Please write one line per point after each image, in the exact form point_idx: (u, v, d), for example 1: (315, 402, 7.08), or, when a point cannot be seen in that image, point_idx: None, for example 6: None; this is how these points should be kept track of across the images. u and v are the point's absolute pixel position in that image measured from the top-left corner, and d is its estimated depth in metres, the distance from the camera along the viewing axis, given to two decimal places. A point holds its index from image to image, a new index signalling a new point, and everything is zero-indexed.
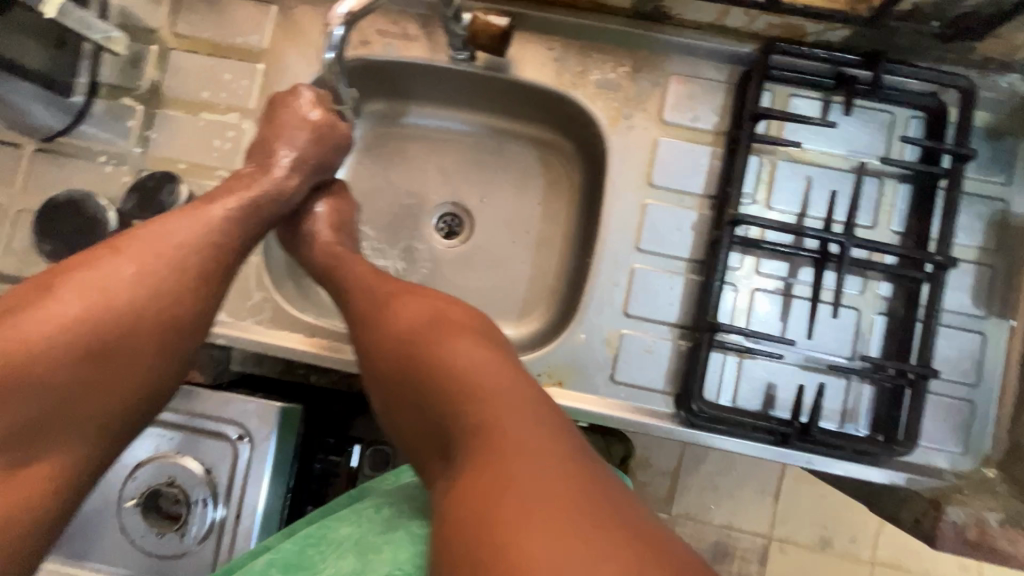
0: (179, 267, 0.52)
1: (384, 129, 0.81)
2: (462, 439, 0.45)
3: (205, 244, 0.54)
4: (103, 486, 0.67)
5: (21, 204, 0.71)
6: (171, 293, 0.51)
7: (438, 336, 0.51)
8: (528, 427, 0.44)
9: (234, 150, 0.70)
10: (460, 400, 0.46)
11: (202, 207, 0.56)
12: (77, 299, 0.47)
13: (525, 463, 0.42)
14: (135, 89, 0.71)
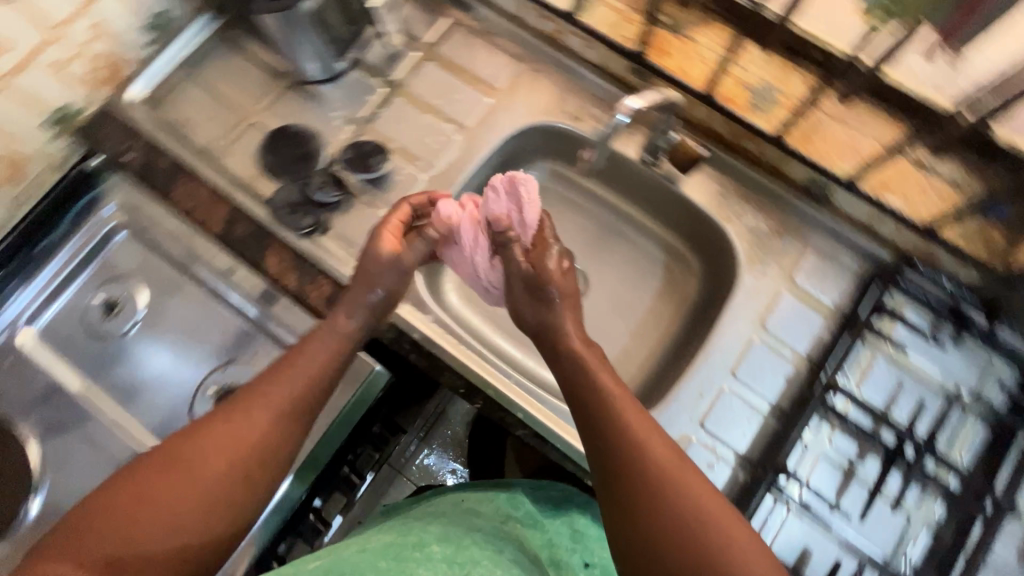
0: (270, 423, 0.56)
1: (548, 185, 0.93)
2: (635, 488, 0.51)
3: (298, 396, 0.58)
4: (192, 362, 0.78)
5: (257, 119, 0.84)
6: (267, 448, 0.55)
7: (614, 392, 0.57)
8: (697, 488, 0.51)
9: (437, 151, 0.82)
10: (631, 456, 0.53)
11: (303, 351, 0.62)
12: (216, 452, 0.52)
13: (696, 519, 0.49)
14: (385, 75, 0.86)
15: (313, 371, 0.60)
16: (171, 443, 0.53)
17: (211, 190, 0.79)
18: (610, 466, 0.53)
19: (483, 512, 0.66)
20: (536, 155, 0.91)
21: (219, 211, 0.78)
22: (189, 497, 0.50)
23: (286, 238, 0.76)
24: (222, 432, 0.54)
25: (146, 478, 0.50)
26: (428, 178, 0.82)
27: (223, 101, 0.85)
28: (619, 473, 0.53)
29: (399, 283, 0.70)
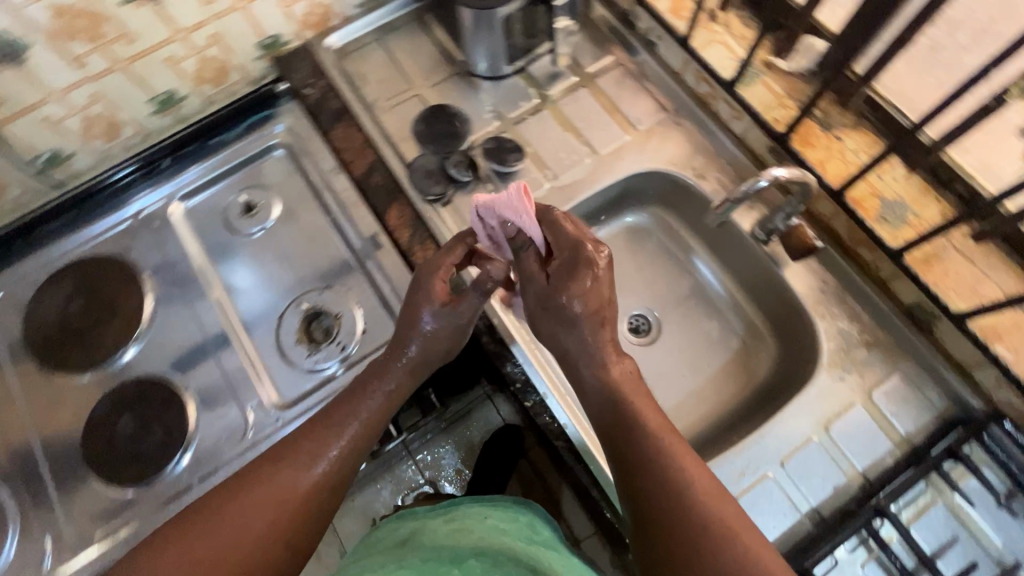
0: (306, 491, 0.57)
1: (654, 231, 0.96)
2: (667, 499, 0.54)
3: (334, 462, 0.59)
4: (297, 278, 0.87)
5: (420, 92, 0.93)
6: (298, 513, 0.56)
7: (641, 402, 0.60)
8: (719, 502, 0.54)
9: (566, 166, 0.88)
10: (655, 467, 0.56)
11: (346, 415, 0.61)
12: (242, 524, 0.53)
13: (734, 534, 0.52)
14: (542, 88, 0.93)
15: (350, 429, 0.60)
16: (203, 508, 0.55)
17: (364, 139, 0.89)
18: (636, 476, 0.56)
19: (509, 532, 0.66)
20: (652, 200, 0.96)
21: (365, 158, 0.88)
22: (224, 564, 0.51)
23: (413, 198, 0.84)
24: (254, 498, 0.55)
25: (183, 542, 0.52)
26: (550, 188, 0.87)
27: (398, 69, 0.95)
28: (644, 480, 0.56)
29: (452, 330, 0.65)
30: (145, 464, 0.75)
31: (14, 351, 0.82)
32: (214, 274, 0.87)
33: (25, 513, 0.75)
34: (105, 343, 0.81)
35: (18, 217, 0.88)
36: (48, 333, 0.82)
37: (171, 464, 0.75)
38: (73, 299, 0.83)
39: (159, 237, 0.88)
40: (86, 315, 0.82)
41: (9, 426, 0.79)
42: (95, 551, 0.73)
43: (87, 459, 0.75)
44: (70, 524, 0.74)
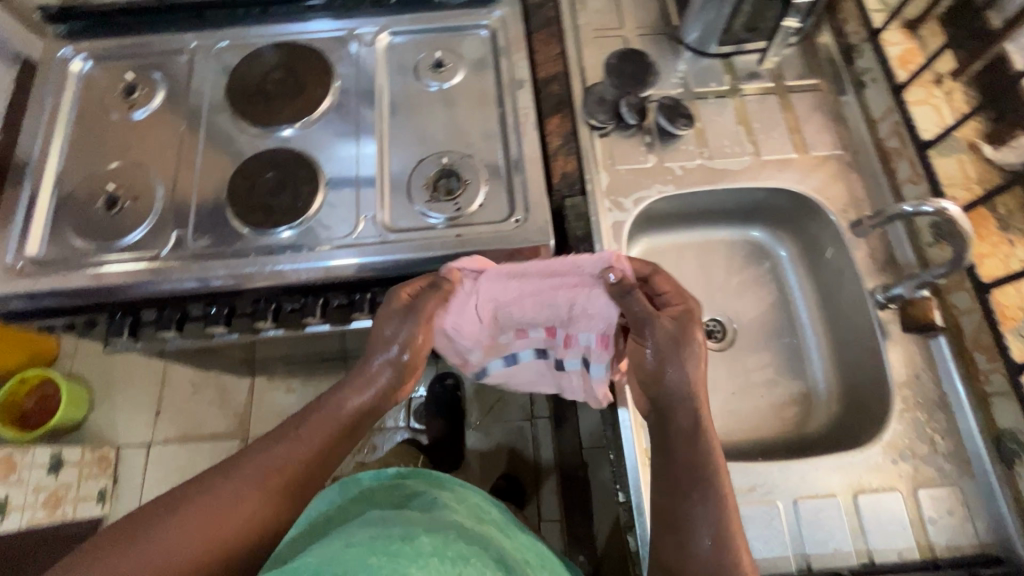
0: (267, 496, 0.62)
1: (772, 258, 0.96)
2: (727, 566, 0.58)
3: (289, 470, 0.64)
4: (448, 138, 0.92)
5: (626, 35, 0.98)
6: (253, 518, 0.61)
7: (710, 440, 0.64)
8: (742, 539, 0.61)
9: (724, 154, 0.89)
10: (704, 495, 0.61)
11: (298, 436, 0.66)
12: (202, 521, 0.58)
13: None
14: (737, 79, 0.95)
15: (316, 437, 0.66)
16: (162, 502, 0.60)
17: (560, 50, 0.94)
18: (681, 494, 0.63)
19: (460, 511, 0.71)
20: (787, 227, 0.94)
21: (552, 65, 0.93)
22: (177, 563, 0.56)
23: (577, 118, 0.90)
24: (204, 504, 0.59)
25: (143, 535, 0.56)
26: (701, 166, 0.89)
27: (616, 7, 1.00)
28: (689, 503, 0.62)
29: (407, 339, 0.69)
30: (267, 218, 0.85)
31: (212, 88, 0.96)
32: (385, 104, 0.95)
33: (165, 209, 0.89)
34: (278, 114, 0.92)
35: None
36: (243, 85, 0.94)
37: (286, 228, 0.85)
38: (273, 69, 0.95)
39: (357, 54, 0.98)
40: (277, 87, 0.93)
41: (183, 141, 0.93)
42: (198, 260, 0.84)
43: (228, 196, 0.87)
44: (192, 232, 0.86)
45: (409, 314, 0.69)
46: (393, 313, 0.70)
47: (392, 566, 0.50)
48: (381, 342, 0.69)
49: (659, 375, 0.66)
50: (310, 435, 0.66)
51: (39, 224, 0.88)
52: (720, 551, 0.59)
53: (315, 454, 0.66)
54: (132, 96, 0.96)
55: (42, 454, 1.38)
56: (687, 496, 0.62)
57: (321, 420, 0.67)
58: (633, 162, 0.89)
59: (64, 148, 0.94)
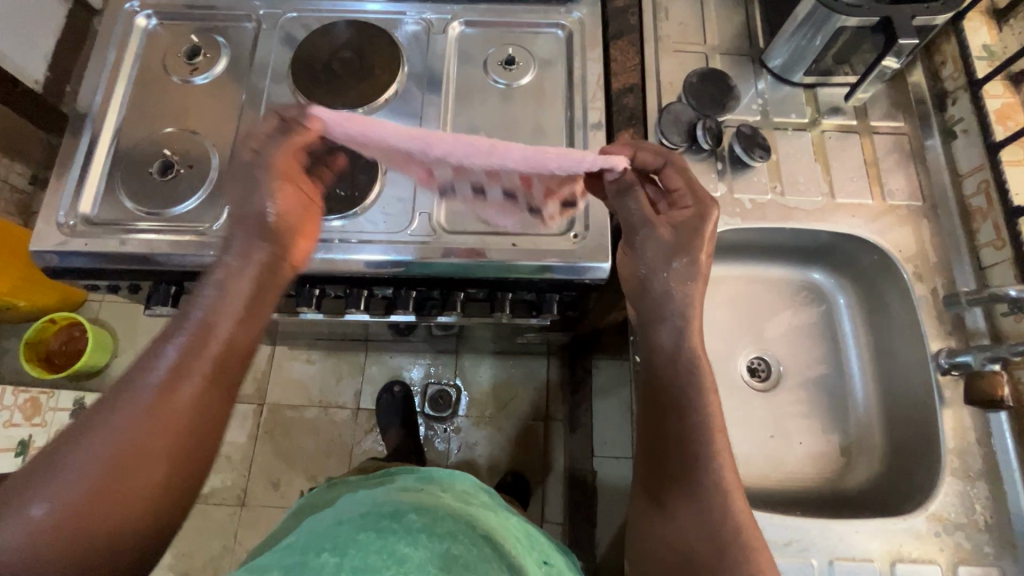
0: (186, 384, 0.59)
1: (828, 301, 0.93)
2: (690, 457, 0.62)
3: (193, 350, 0.60)
4: (513, 139, 0.89)
5: (708, 52, 0.93)
6: (172, 409, 0.58)
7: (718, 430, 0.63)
8: (718, 427, 0.64)
9: (796, 191, 0.86)
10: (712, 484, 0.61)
11: (197, 338, 0.61)
12: (126, 417, 0.56)
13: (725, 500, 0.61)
14: (819, 113, 0.91)
15: (222, 316, 0.63)
16: (68, 433, 0.56)
17: (638, 61, 0.91)
18: (683, 488, 0.62)
19: (447, 494, 0.74)
20: (849, 273, 0.91)
21: (629, 76, 0.89)
22: (102, 461, 0.54)
23: (648, 136, 0.87)
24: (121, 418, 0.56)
25: (67, 450, 0.54)
26: (772, 202, 0.86)
27: (701, 20, 0.95)
28: (688, 497, 0.62)
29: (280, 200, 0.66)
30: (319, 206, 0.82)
31: (276, 59, 0.94)
32: (450, 98, 0.92)
33: (219, 181, 0.87)
34: (341, 96, 0.89)
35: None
36: (308, 61, 0.91)
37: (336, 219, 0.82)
38: (341, 47, 0.92)
39: (428, 42, 0.95)
40: (342, 67, 0.90)
41: (243, 113, 0.91)
42: None
43: None
44: None
45: (257, 169, 0.67)
46: (243, 171, 0.68)
47: (384, 541, 0.58)
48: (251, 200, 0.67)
49: (667, 362, 0.66)
50: (206, 336, 0.62)
51: (92, 182, 0.87)
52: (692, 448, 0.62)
53: (232, 326, 0.63)
54: (195, 58, 0.94)
55: (66, 398, 1.39)
56: (691, 484, 0.62)
57: (230, 290, 0.64)
58: (702, 190, 0.86)
59: (122, 106, 0.92)
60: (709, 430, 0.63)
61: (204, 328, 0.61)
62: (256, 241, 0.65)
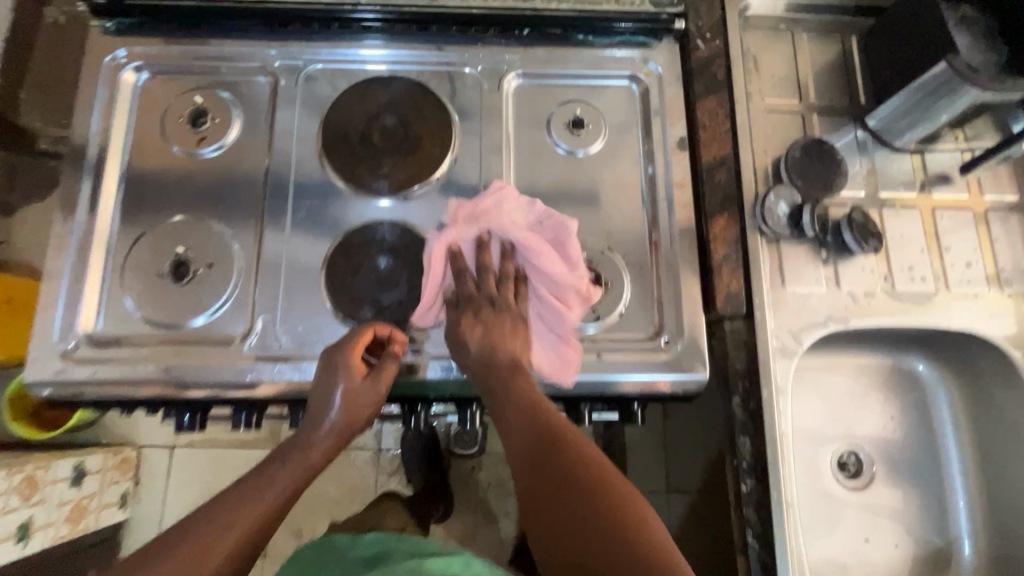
0: (247, 526, 0.57)
1: (923, 388, 0.86)
2: (540, 449, 0.56)
3: (265, 497, 0.60)
4: (588, 222, 0.77)
5: (802, 113, 0.82)
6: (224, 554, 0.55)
7: (584, 455, 0.54)
8: (544, 416, 0.59)
9: (908, 280, 0.76)
10: (610, 510, 0.49)
11: (259, 479, 0.62)
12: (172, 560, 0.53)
13: (588, 498, 0.50)
14: (927, 184, 0.81)
15: (287, 464, 0.63)
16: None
17: (729, 127, 0.78)
18: (585, 542, 0.47)
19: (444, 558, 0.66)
20: (948, 360, 0.84)
21: (720, 146, 0.78)
22: None
23: (744, 218, 0.76)
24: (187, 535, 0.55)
25: None
26: (882, 295, 0.76)
27: (791, 74, 0.84)
28: (580, 538, 0.48)
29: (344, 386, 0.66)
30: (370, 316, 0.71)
31: (300, 123, 0.78)
32: (511, 171, 0.78)
33: (245, 283, 0.74)
34: (384, 174, 0.75)
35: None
36: (342, 130, 0.76)
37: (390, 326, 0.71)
38: (380, 112, 0.77)
39: (481, 100, 0.80)
40: (384, 138, 0.76)
41: (267, 194, 0.76)
42: (291, 360, 0.70)
43: (325, 276, 0.73)
44: (280, 321, 0.72)
45: (336, 375, 0.66)
46: (325, 374, 0.66)
47: None
48: (320, 391, 0.66)
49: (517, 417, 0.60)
50: (269, 481, 0.61)
51: (92, 287, 0.72)
52: (534, 433, 0.57)
53: (295, 476, 0.63)
54: (202, 124, 0.78)
55: (63, 467, 1.25)
56: (586, 526, 0.48)
57: (299, 446, 0.65)
58: (807, 282, 0.75)
59: (119, 186, 0.77)
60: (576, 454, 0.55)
61: (268, 475, 0.62)
62: (334, 419, 0.66)
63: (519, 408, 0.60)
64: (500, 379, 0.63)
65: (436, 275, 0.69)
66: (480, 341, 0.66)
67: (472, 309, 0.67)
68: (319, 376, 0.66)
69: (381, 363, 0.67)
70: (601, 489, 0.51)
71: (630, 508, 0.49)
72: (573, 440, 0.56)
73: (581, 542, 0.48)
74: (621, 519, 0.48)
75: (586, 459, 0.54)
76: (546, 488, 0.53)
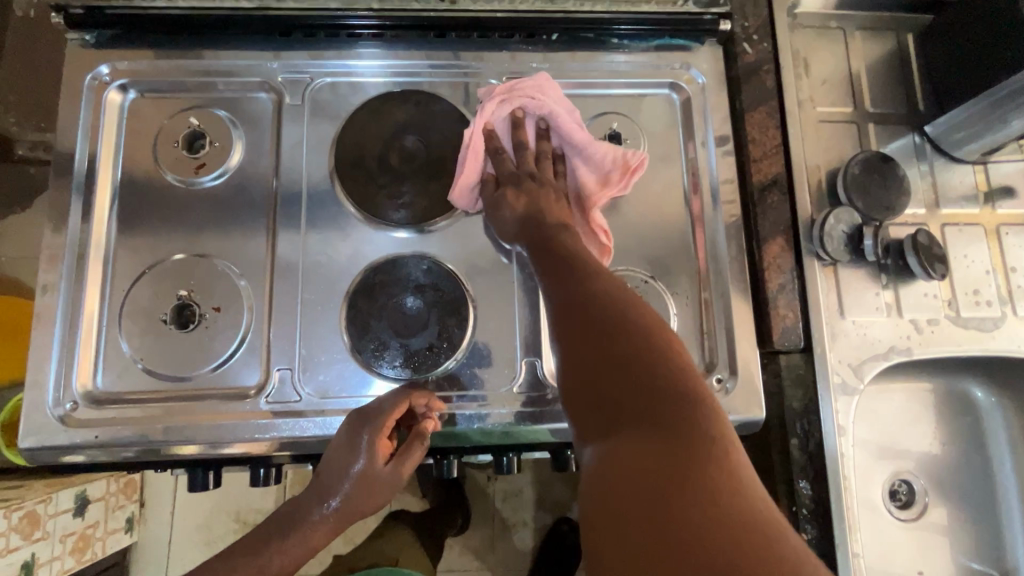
0: None
1: (977, 411, 0.82)
2: (609, 322, 0.46)
3: (273, 562, 0.59)
4: (629, 251, 0.70)
5: (857, 123, 0.75)
6: None
7: (677, 359, 0.43)
8: (624, 296, 0.49)
9: (974, 304, 0.71)
10: (693, 434, 0.38)
11: (270, 539, 0.60)
12: None
13: (665, 393, 0.41)
14: (992, 200, 0.74)
15: (297, 532, 0.60)
16: None
17: (780, 142, 0.72)
18: (645, 405, 0.40)
19: None
20: (1006, 383, 0.79)
21: (771, 164, 0.71)
22: None
23: (798, 243, 0.70)
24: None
25: None
26: (946, 322, 0.70)
27: (845, 77, 0.76)
28: (648, 439, 0.38)
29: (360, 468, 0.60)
30: (396, 362, 0.64)
31: (309, 147, 0.71)
32: None
33: (257, 328, 0.67)
34: (405, 204, 0.68)
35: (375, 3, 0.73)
36: (357, 154, 0.69)
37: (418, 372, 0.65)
38: (398, 133, 0.69)
39: None
40: (403, 162, 0.69)
41: (276, 227, 0.69)
42: (312, 415, 0.64)
43: (345, 319, 0.66)
44: (297, 371, 0.65)
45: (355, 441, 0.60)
46: (346, 447, 0.60)
47: None
48: (340, 465, 0.60)
49: (583, 303, 0.49)
50: (278, 545, 0.60)
51: (90, 338, 0.65)
52: (601, 310, 0.48)
53: (304, 545, 0.61)
54: (199, 149, 0.70)
55: (68, 497, 1.14)
56: (651, 432, 0.39)
57: (310, 511, 0.61)
58: (867, 311, 0.70)
59: (112, 222, 0.69)
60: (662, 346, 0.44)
61: (279, 540, 0.60)
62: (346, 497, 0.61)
63: (591, 293, 0.50)
64: (559, 262, 0.55)
65: (477, 147, 0.65)
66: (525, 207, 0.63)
67: (513, 182, 0.64)
68: (342, 446, 0.60)
69: (409, 446, 0.61)
70: (682, 392, 0.41)
71: (721, 440, 0.38)
72: (652, 327, 0.46)
73: (636, 407, 0.41)
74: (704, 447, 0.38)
75: (679, 363, 0.43)
76: (598, 334, 0.45)
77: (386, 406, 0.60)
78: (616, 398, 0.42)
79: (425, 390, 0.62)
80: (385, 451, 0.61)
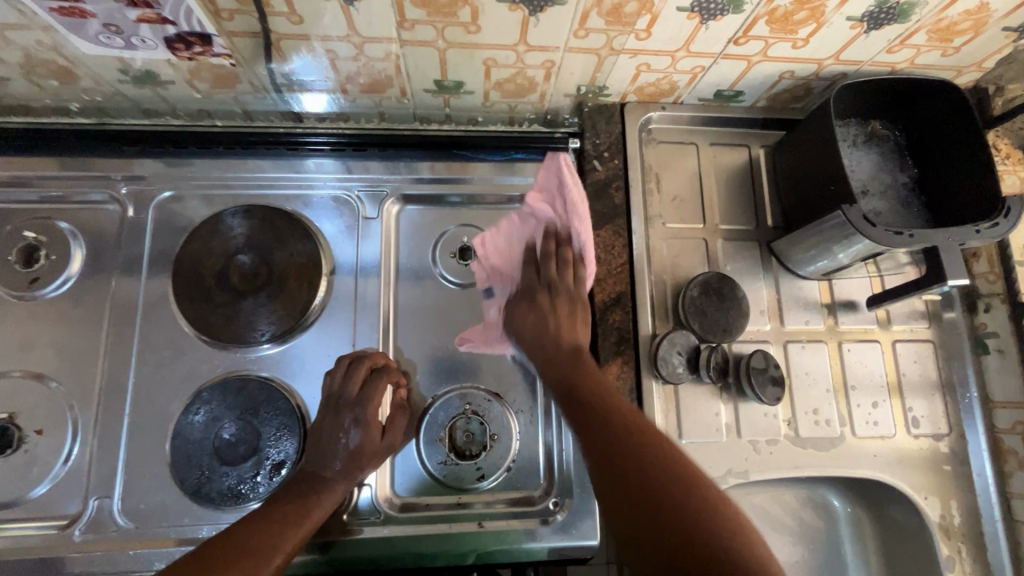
0: (279, 558, 0.57)
1: (837, 516, 0.82)
2: (601, 412, 0.59)
3: (306, 517, 0.59)
4: (477, 368, 0.71)
5: (708, 239, 0.77)
6: None
7: (646, 434, 0.56)
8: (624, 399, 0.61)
9: (815, 425, 0.72)
10: (682, 511, 0.49)
11: (291, 496, 0.60)
12: None
13: (674, 484, 0.51)
14: (834, 314, 0.76)
15: (315, 487, 0.61)
16: None
17: (625, 260, 0.74)
18: (635, 500, 0.50)
19: None
20: (859, 494, 0.81)
21: (615, 283, 0.73)
22: None
23: (641, 361, 0.71)
24: (231, 551, 0.56)
25: None
26: (786, 442, 0.71)
27: (699, 192, 0.78)
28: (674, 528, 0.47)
29: (363, 428, 0.64)
30: (243, 488, 0.64)
31: (151, 260, 0.71)
32: (388, 310, 0.72)
33: (79, 451, 0.65)
34: (246, 323, 0.69)
35: (222, 121, 0.76)
36: (200, 271, 0.70)
37: (268, 491, 0.64)
38: (240, 250, 0.70)
39: (361, 229, 0.74)
40: (246, 281, 0.69)
41: (109, 346, 0.68)
42: (127, 547, 0.62)
43: (170, 445, 0.65)
44: (116, 500, 0.64)
45: (345, 405, 0.65)
46: (346, 406, 0.65)
47: None
48: (332, 436, 0.63)
49: (595, 426, 0.58)
50: (302, 500, 0.60)
51: None
52: (596, 397, 0.61)
53: (334, 496, 0.62)
54: (35, 262, 0.69)
55: None
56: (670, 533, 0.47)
57: (328, 456, 0.63)
58: (708, 432, 0.70)
59: None
60: (678, 470, 0.52)
61: (303, 496, 0.60)
62: (355, 449, 0.63)
63: (575, 362, 0.66)
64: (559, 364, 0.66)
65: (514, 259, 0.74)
66: (533, 325, 0.70)
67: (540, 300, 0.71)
68: (330, 421, 0.64)
69: (393, 415, 0.67)
70: (693, 491, 0.50)
71: (708, 514, 0.48)
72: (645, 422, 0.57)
73: (638, 504, 0.50)
74: (695, 514, 0.48)
75: (654, 448, 0.54)
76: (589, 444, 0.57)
77: (361, 382, 0.66)
78: (621, 499, 0.51)
79: (378, 351, 0.69)
80: (378, 425, 0.65)
